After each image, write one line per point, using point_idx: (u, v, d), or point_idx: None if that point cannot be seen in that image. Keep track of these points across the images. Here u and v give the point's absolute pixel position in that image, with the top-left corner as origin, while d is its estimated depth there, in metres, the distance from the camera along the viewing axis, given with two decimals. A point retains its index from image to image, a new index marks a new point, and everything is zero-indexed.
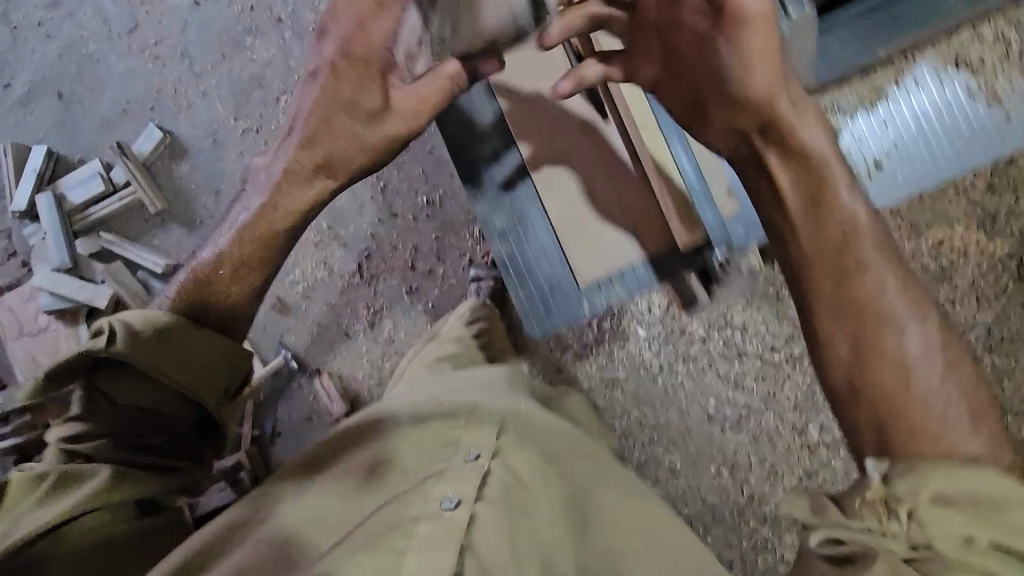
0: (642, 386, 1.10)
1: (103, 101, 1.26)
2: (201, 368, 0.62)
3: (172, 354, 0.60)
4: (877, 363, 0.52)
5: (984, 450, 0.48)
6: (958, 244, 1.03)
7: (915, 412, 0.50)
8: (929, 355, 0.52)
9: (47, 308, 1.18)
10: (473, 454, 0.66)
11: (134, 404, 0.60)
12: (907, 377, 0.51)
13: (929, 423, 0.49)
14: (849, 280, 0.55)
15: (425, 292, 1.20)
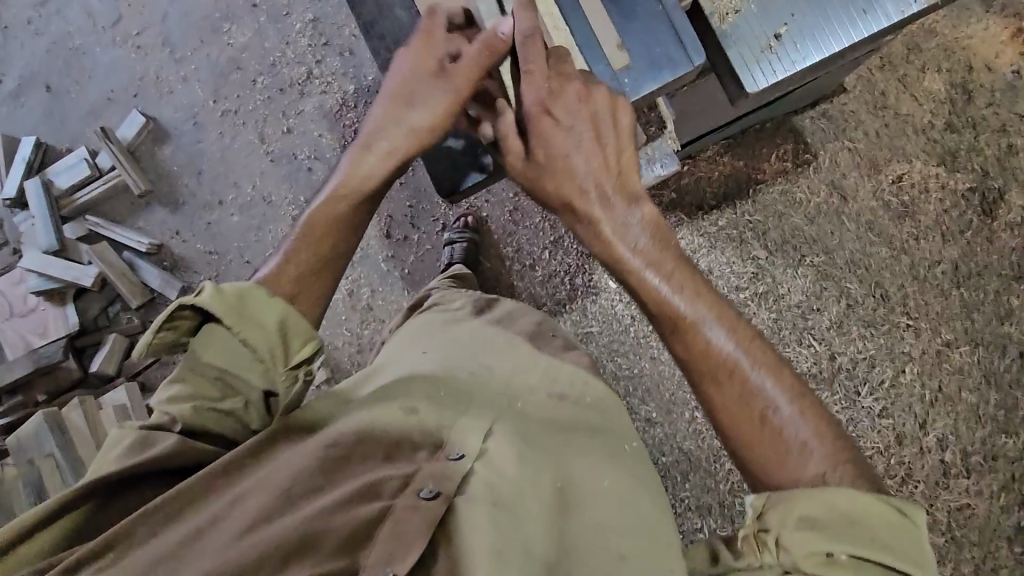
0: (615, 339, 1.12)
1: (89, 91, 1.31)
2: (280, 340, 0.59)
3: (253, 319, 0.59)
4: (740, 399, 0.57)
5: (828, 445, 0.54)
6: (918, 181, 1.03)
7: (779, 422, 0.56)
8: (779, 379, 0.57)
9: (37, 289, 1.22)
10: (456, 454, 0.59)
11: (220, 368, 0.57)
12: (761, 406, 0.56)
13: (801, 459, 0.54)
14: (725, 379, 0.58)
15: (401, 259, 1.22)
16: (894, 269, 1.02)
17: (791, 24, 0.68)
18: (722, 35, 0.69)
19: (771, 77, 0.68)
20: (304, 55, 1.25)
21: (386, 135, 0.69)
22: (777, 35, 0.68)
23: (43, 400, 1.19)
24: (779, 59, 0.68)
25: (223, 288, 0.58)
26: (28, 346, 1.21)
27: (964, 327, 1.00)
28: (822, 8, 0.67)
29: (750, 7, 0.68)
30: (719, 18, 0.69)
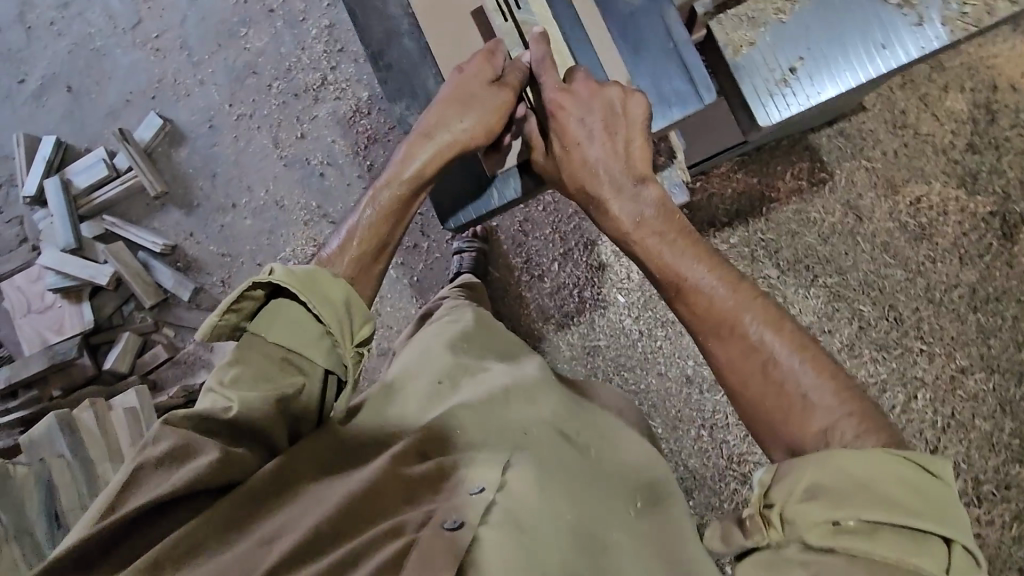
0: (622, 353, 1.11)
1: (109, 92, 1.33)
2: (346, 314, 0.65)
3: (320, 296, 0.64)
4: (745, 358, 0.59)
5: (835, 394, 0.55)
6: (937, 203, 1.01)
7: (784, 376, 0.57)
8: (785, 334, 0.59)
9: (54, 287, 1.24)
10: (478, 487, 0.60)
11: (281, 346, 0.62)
12: (766, 363, 0.58)
13: (808, 411, 0.55)
14: (730, 342, 0.61)
15: (410, 265, 1.23)
16: (909, 292, 1.00)
17: (808, 57, 0.67)
18: (738, 66, 0.70)
19: (786, 111, 0.68)
20: (319, 61, 1.26)
21: (440, 133, 0.74)
22: (793, 68, 0.68)
23: (58, 395, 1.21)
24: (795, 93, 0.68)
25: (292, 267, 0.64)
26: (44, 343, 1.23)
27: (979, 353, 0.98)
28: (841, 43, 0.67)
29: (767, 41, 0.69)
30: (735, 51, 0.70)
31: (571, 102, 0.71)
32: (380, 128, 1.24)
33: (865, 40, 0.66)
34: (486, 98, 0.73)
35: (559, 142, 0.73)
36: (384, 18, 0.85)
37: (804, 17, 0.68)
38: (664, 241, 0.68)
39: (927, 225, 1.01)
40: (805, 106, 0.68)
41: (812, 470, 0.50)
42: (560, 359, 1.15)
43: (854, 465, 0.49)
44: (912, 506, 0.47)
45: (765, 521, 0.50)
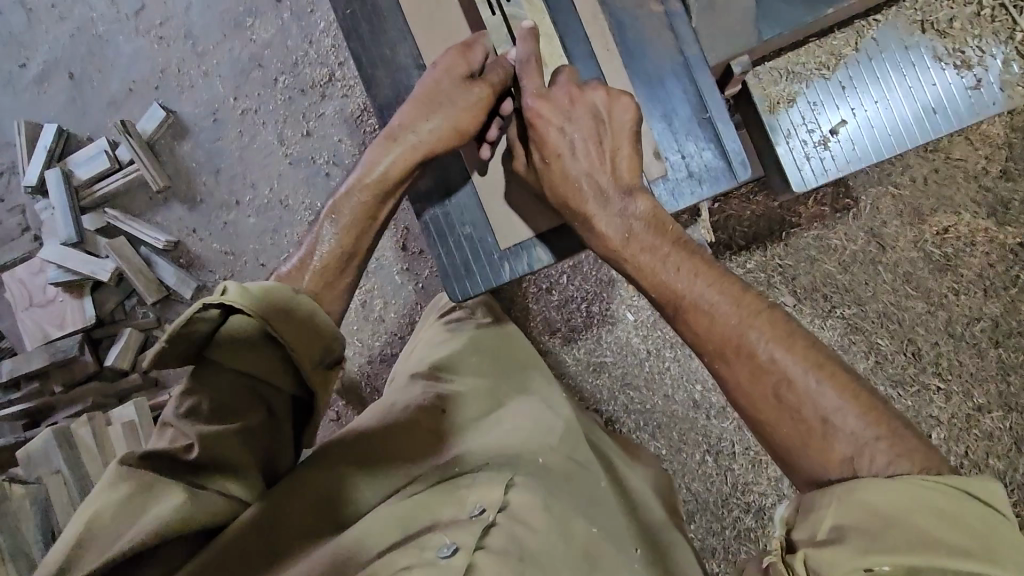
0: (629, 371, 1.09)
1: (111, 81, 1.29)
2: (304, 333, 0.65)
3: (279, 317, 0.63)
4: (760, 383, 0.56)
5: (858, 414, 0.52)
6: (965, 232, 0.97)
7: (803, 400, 0.53)
8: (801, 352, 0.55)
9: (55, 281, 1.23)
10: (479, 508, 0.63)
11: (239, 372, 0.63)
12: (782, 386, 0.55)
13: (831, 438, 0.52)
14: (734, 366, 0.57)
15: (416, 272, 1.20)
16: (928, 325, 0.97)
17: (848, 121, 0.73)
18: (775, 125, 0.74)
19: (819, 173, 0.74)
20: (327, 55, 1.22)
21: (409, 134, 0.74)
22: (832, 131, 0.73)
23: (59, 391, 1.21)
24: (829, 155, 0.73)
25: (245, 285, 0.63)
26: (46, 337, 1.22)
27: (997, 390, 0.95)
28: (879, 110, 0.72)
29: (807, 102, 0.74)
30: (773, 109, 0.74)
31: (550, 109, 0.71)
32: None
33: (899, 111, 0.72)
34: (458, 99, 0.73)
35: (539, 153, 0.72)
36: (395, 28, 0.81)
37: (846, 80, 0.73)
38: (656, 258, 0.64)
39: (952, 255, 0.97)
40: (838, 171, 0.73)
41: (831, 510, 0.48)
42: (565, 375, 1.13)
43: (879, 489, 0.47)
44: (951, 535, 0.43)
45: (789, 571, 0.47)
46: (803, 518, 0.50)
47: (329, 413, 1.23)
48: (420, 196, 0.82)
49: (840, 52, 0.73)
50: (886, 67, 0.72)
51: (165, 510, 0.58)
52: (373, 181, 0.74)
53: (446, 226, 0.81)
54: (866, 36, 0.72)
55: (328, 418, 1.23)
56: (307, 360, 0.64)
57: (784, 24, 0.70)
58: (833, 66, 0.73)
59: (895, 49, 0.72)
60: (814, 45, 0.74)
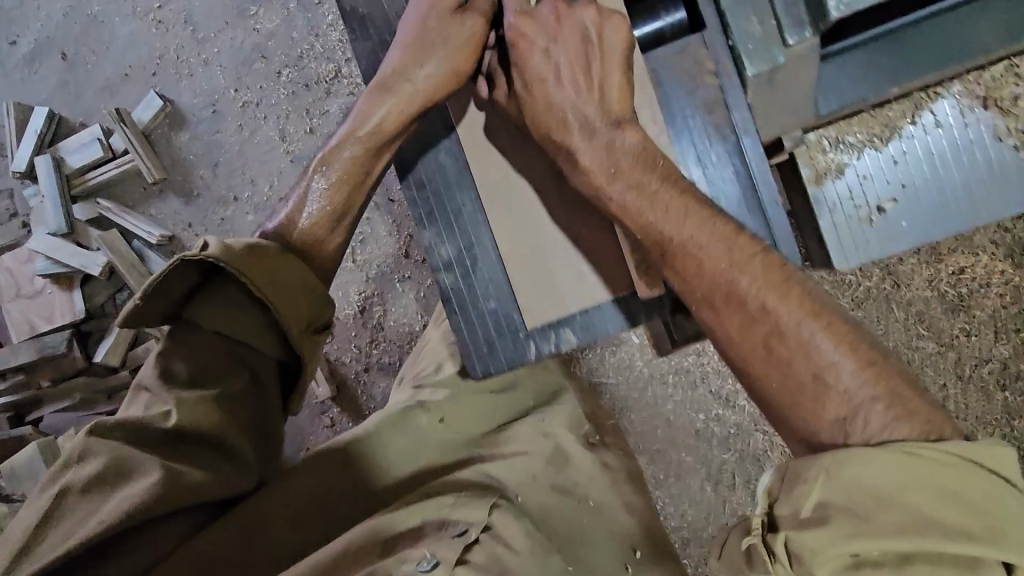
0: (630, 394, 1.07)
1: (106, 64, 1.24)
2: (286, 290, 0.62)
3: (268, 277, 0.61)
4: (756, 331, 0.55)
5: (857, 370, 0.51)
6: (981, 273, 0.95)
7: (799, 347, 0.52)
8: (799, 304, 0.54)
9: (44, 272, 1.19)
10: (461, 528, 0.65)
11: (217, 333, 0.61)
12: (779, 335, 0.53)
13: (826, 388, 0.51)
14: (721, 325, 0.57)
15: (418, 280, 1.17)
16: (936, 365, 0.96)
17: (898, 200, 0.71)
18: (819, 197, 0.72)
19: (864, 254, 0.71)
20: (334, 50, 1.17)
21: (403, 81, 0.69)
22: (880, 208, 0.71)
23: (46, 385, 1.17)
24: (873, 235, 0.71)
25: (230, 244, 0.61)
26: (33, 330, 1.18)
27: (1000, 433, 0.95)
28: (931, 189, 0.70)
29: (855, 173, 0.72)
30: (818, 179, 0.72)
31: (534, 26, 0.66)
32: None
33: (948, 193, 0.70)
34: (457, 42, 0.68)
35: (521, 78, 0.67)
36: None
37: (898, 153, 0.71)
38: (642, 195, 0.62)
39: (968, 297, 0.96)
40: (882, 252, 0.71)
41: (818, 486, 0.45)
42: None
43: (879, 464, 0.44)
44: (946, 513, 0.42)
45: (769, 554, 0.46)
46: (786, 493, 0.47)
47: (323, 419, 1.20)
48: (442, 268, 0.74)
49: (894, 122, 0.71)
50: (940, 144, 0.70)
51: (142, 491, 0.56)
52: (365, 133, 0.70)
53: (467, 297, 0.74)
54: (924, 109, 0.71)
55: (323, 425, 1.20)
56: (290, 319, 0.62)
57: (842, 101, 0.67)
58: (886, 138, 0.71)
59: (953, 127, 0.70)
60: (867, 115, 0.72)
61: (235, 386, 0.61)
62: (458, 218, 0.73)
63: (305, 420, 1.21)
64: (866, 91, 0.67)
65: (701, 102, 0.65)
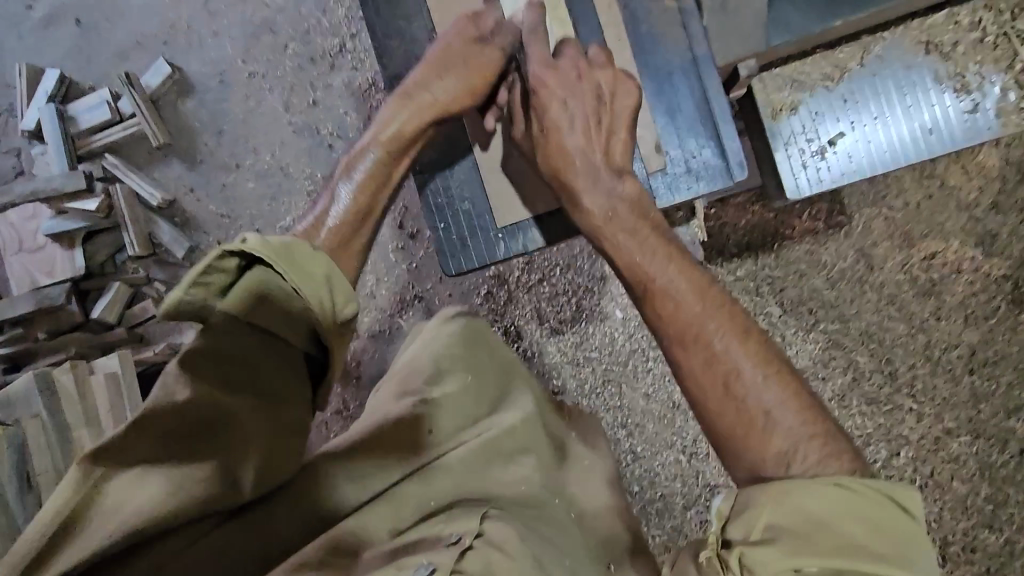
0: (613, 367, 1.11)
1: (119, 32, 1.29)
2: (328, 291, 0.61)
3: (300, 269, 0.60)
4: (656, 309, 0.64)
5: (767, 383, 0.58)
6: (951, 260, 1.00)
7: (686, 322, 0.62)
8: (662, 261, 0.66)
9: (46, 230, 1.21)
10: (455, 537, 0.58)
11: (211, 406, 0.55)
12: (680, 306, 0.63)
13: (769, 434, 0.57)
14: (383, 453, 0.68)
15: (411, 254, 1.20)
16: (908, 348, 0.99)
17: (845, 132, 0.78)
18: (774, 131, 0.79)
19: (824, 178, 0.79)
20: (339, 26, 1.21)
21: None
22: (830, 142, 0.78)
23: (41, 338, 1.19)
24: (829, 165, 0.78)
25: (266, 237, 0.59)
26: (33, 283, 1.21)
27: (967, 415, 0.99)
28: (879, 128, 0.77)
29: (808, 111, 0.78)
30: (774, 115, 0.79)
31: (556, 80, 0.75)
32: None
33: (895, 127, 0.77)
34: (473, 62, 0.77)
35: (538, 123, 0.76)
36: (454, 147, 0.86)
37: (848, 93, 0.77)
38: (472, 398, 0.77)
39: (955, 283, 1.00)
40: (836, 177, 0.78)
41: (770, 506, 0.51)
42: (547, 373, 1.15)
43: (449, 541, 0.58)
44: (901, 513, 0.50)
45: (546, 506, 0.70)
46: (739, 515, 0.53)
47: None
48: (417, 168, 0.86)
49: (845, 63, 0.77)
50: (884, 93, 0.77)
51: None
52: (387, 138, 0.76)
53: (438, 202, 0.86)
54: (870, 51, 0.77)
55: None
56: (316, 306, 0.59)
57: (798, 33, 0.73)
58: (838, 78, 0.78)
59: (895, 71, 0.77)
60: (822, 55, 0.78)
61: (258, 316, 0.58)
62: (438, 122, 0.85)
63: None
64: (815, 21, 0.72)
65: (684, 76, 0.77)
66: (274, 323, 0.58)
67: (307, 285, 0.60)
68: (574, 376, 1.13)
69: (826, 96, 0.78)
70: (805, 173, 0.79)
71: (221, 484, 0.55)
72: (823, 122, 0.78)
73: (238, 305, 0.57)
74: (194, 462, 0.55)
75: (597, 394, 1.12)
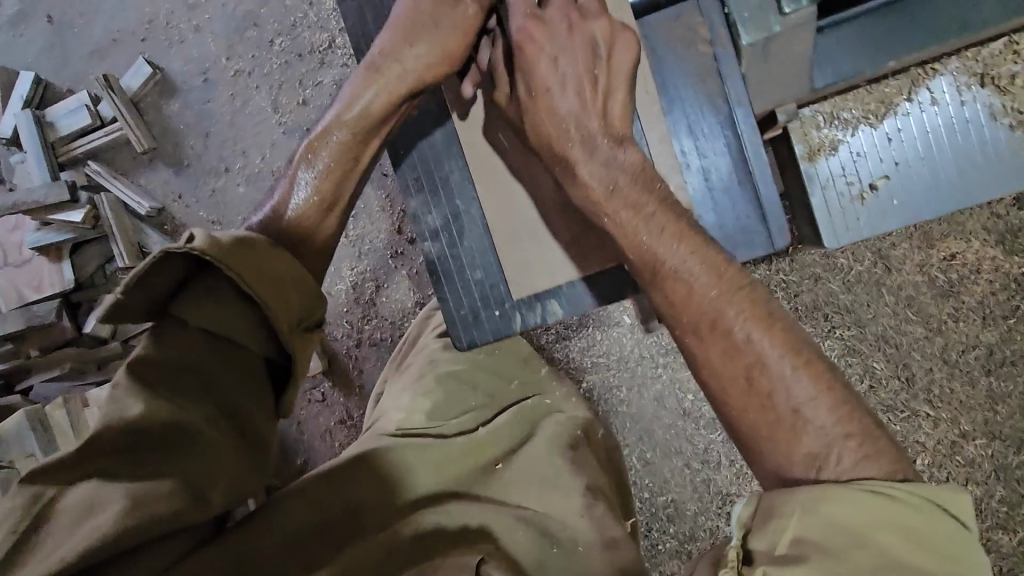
0: (621, 374, 1.09)
1: (94, 28, 1.22)
2: (292, 294, 0.57)
3: (259, 269, 0.55)
4: (667, 295, 0.58)
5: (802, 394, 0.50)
6: (972, 260, 0.96)
7: (701, 309, 0.56)
8: (671, 237, 0.59)
9: (31, 243, 1.16)
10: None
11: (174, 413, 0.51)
12: (694, 292, 0.57)
13: (798, 432, 0.52)
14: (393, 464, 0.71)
15: (411, 259, 1.16)
16: (924, 351, 0.97)
17: (890, 177, 0.71)
18: (811, 174, 0.72)
19: (864, 229, 0.71)
20: (327, 19, 1.14)
21: None
22: (872, 186, 0.71)
23: (35, 354, 1.16)
24: (868, 213, 0.71)
25: (216, 235, 0.54)
26: (20, 299, 1.17)
27: (984, 417, 0.97)
28: (926, 172, 0.70)
29: (848, 151, 0.72)
30: (810, 155, 0.72)
31: (544, 33, 0.65)
32: None
33: (945, 172, 0.70)
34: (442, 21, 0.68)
35: (525, 84, 0.67)
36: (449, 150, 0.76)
37: (892, 131, 0.71)
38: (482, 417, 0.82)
39: (975, 282, 0.97)
40: (876, 228, 0.71)
41: (797, 518, 0.46)
42: None
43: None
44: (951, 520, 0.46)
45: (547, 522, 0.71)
46: (762, 526, 0.48)
47: (313, 394, 1.21)
48: (428, 237, 0.77)
49: (889, 99, 0.71)
50: (935, 131, 0.70)
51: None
52: (353, 118, 0.69)
53: (455, 268, 0.76)
54: (920, 86, 0.71)
55: (313, 400, 1.21)
56: (281, 314, 0.55)
57: (841, 73, 0.67)
58: (881, 115, 0.71)
59: (948, 107, 0.70)
60: (864, 90, 0.71)
61: (213, 320, 0.53)
62: (445, 186, 0.76)
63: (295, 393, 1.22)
64: (865, 64, 0.66)
65: (694, 73, 0.68)
66: (230, 330, 0.54)
67: (258, 282, 0.54)
68: (582, 382, 1.11)
69: (869, 136, 0.71)
70: (846, 224, 0.71)
71: (183, 495, 0.51)
72: (864, 166, 0.71)
73: (187, 310, 0.53)
74: (150, 478, 0.50)
75: (604, 402, 1.10)
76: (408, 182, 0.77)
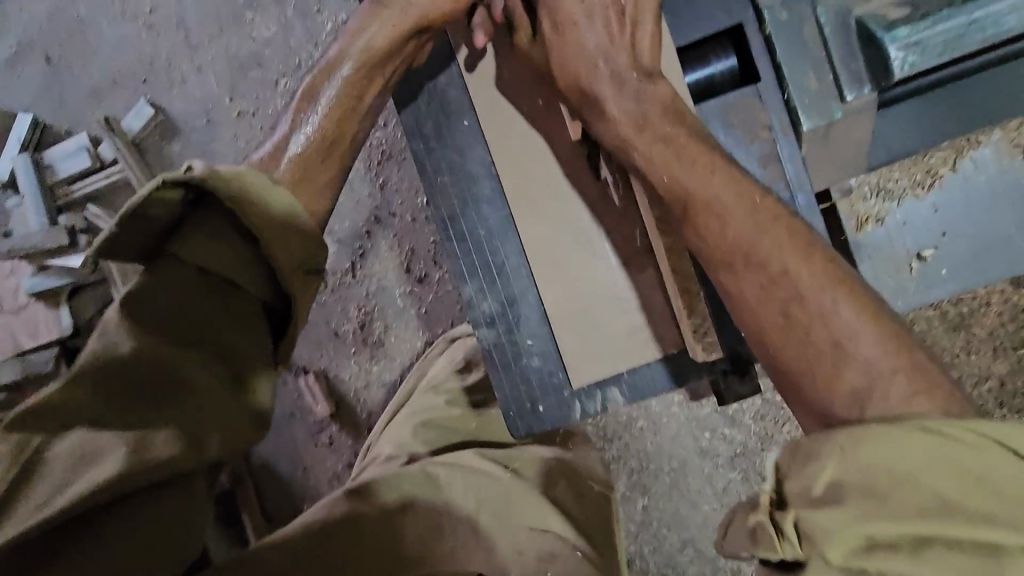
0: (636, 413, 1.07)
1: (94, 69, 1.20)
2: (298, 241, 0.55)
3: (257, 207, 0.53)
4: (698, 228, 0.54)
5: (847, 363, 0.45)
6: (981, 293, 0.97)
7: (731, 247, 0.52)
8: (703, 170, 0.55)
9: (28, 290, 1.13)
10: None
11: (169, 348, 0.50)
12: (729, 224, 0.53)
13: (841, 367, 0.47)
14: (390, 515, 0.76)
15: (420, 297, 1.15)
16: None
17: (939, 246, 0.70)
18: (860, 245, 0.71)
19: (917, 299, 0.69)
20: None
21: None
22: (920, 255, 0.70)
23: None
24: (916, 282, 0.70)
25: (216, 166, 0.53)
26: (19, 347, 1.13)
27: None
28: (974, 239, 0.69)
29: (895, 221, 0.71)
30: (859, 226, 0.71)
31: None
32: (396, 145, 1.13)
33: (994, 241, 0.69)
34: None
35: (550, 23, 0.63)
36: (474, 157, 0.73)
37: (938, 201, 0.72)
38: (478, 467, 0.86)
39: (985, 314, 0.98)
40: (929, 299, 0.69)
41: (833, 461, 0.39)
42: None
43: None
44: None
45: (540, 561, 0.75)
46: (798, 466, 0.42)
47: (321, 438, 1.18)
48: (485, 323, 0.73)
49: (935, 169, 0.74)
50: (979, 198, 0.71)
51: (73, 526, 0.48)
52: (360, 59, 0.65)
53: (512, 356, 0.73)
54: (964, 156, 0.73)
55: (321, 444, 1.18)
56: (283, 257, 0.54)
57: (892, 155, 0.66)
58: (927, 184, 0.73)
59: (992, 176, 0.72)
60: (911, 161, 0.74)
61: (214, 260, 0.52)
62: (502, 272, 0.73)
63: (303, 438, 1.19)
64: (917, 144, 0.65)
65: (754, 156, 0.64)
66: (231, 268, 0.52)
67: (266, 230, 0.53)
68: (597, 424, 1.09)
69: (915, 205, 0.72)
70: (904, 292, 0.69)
71: (179, 443, 0.49)
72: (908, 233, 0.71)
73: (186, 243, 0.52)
74: (143, 425, 0.49)
75: (618, 443, 1.08)
76: (465, 266, 0.74)
